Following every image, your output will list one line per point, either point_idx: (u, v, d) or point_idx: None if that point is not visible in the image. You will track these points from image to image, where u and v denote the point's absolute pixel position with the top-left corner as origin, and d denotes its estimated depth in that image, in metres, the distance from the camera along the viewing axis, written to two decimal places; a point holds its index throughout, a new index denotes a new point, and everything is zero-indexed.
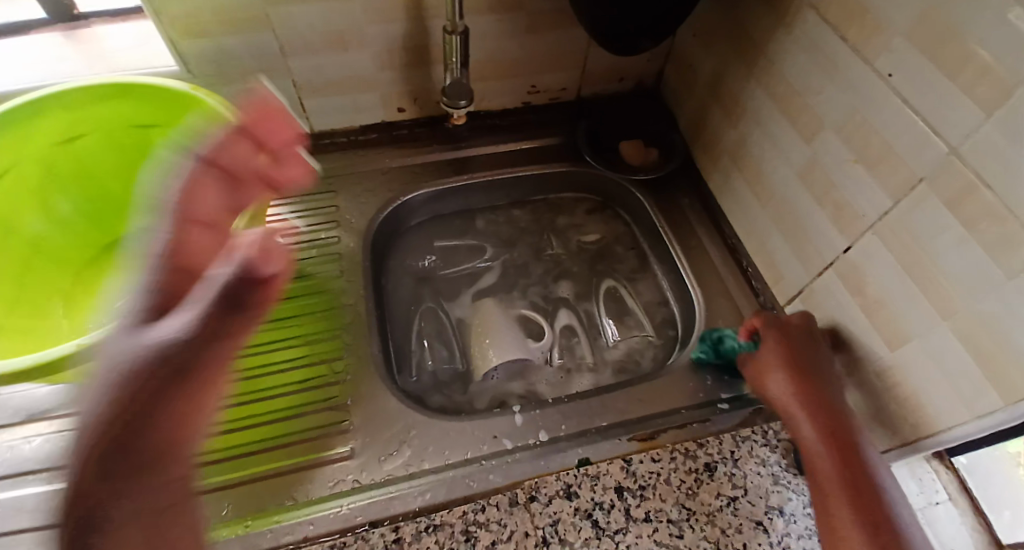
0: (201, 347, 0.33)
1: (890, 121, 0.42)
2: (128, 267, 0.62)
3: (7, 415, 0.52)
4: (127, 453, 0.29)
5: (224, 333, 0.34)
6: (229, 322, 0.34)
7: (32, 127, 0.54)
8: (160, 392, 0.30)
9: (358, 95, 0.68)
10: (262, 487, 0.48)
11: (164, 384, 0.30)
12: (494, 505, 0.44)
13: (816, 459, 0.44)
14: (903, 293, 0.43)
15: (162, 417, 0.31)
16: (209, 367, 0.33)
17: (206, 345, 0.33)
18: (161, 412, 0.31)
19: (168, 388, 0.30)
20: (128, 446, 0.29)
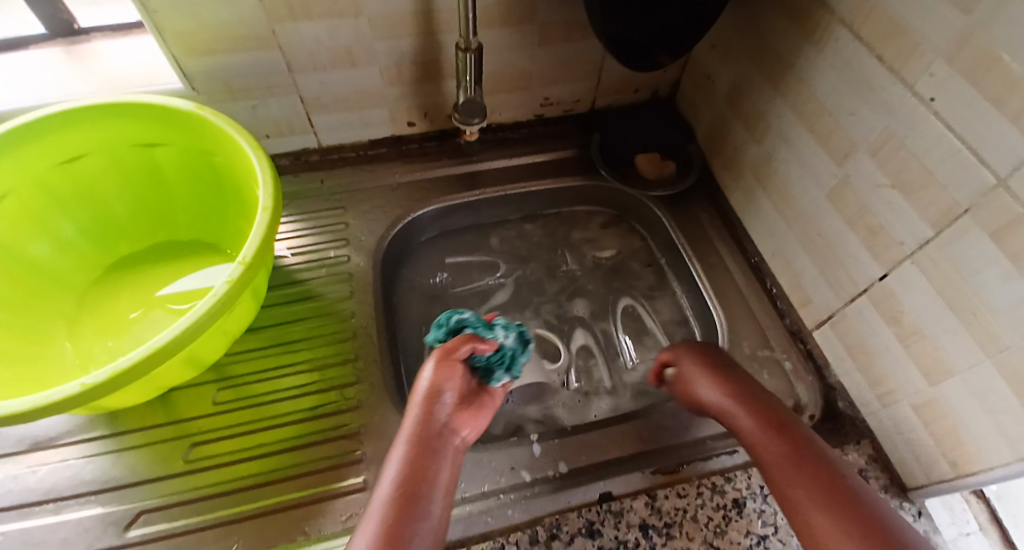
0: (426, 459, 0.41)
1: (929, 144, 0.40)
2: (134, 289, 0.61)
3: (12, 443, 0.50)
4: (414, 540, 0.36)
5: (442, 454, 0.42)
6: (442, 464, 0.41)
7: (33, 148, 0.53)
8: (415, 498, 0.38)
9: (367, 110, 0.66)
10: (273, 523, 0.46)
11: (410, 489, 0.38)
12: (513, 544, 0.43)
13: (767, 460, 0.42)
14: (942, 323, 0.41)
15: (422, 510, 0.38)
16: (438, 476, 0.41)
17: (427, 459, 0.41)
18: (423, 509, 0.38)
19: (420, 490, 0.39)
20: (413, 536, 0.36)
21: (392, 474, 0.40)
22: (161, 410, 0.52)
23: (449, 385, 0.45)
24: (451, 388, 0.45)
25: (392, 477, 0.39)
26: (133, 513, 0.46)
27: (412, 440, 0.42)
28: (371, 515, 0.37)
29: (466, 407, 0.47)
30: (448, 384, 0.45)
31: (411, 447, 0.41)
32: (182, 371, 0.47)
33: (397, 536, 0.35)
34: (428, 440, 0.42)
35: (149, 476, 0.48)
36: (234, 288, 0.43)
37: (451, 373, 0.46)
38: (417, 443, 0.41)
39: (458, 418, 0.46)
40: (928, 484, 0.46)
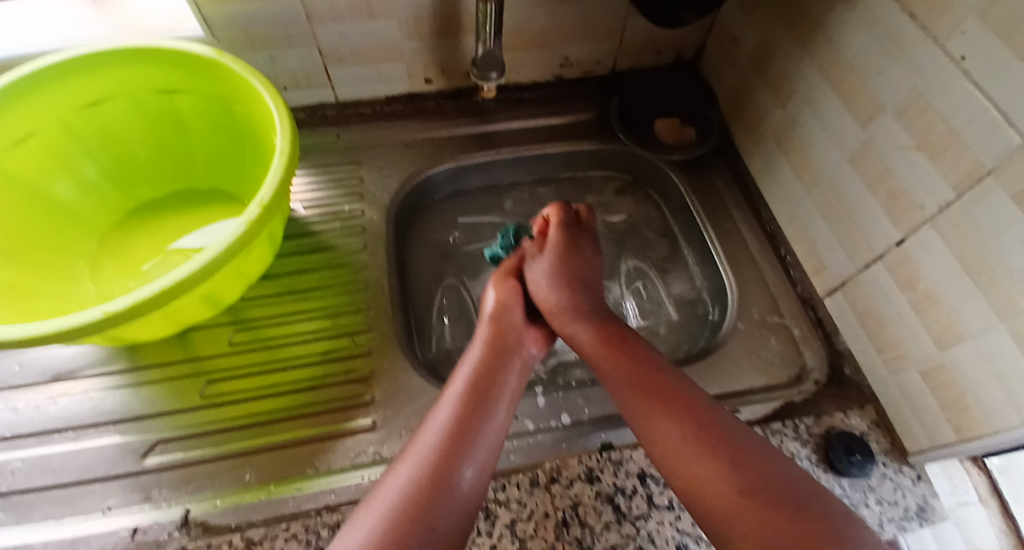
0: (495, 365, 0.47)
1: (956, 102, 0.39)
2: (153, 235, 0.62)
3: (36, 374, 0.52)
4: (479, 431, 0.41)
5: (511, 362, 0.48)
6: (507, 373, 0.46)
7: (57, 88, 0.54)
8: (483, 399, 0.43)
9: (385, 64, 0.66)
10: (284, 456, 0.48)
11: (477, 392, 0.44)
12: (515, 484, 0.44)
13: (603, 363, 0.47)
14: (958, 288, 0.41)
15: (488, 410, 0.43)
16: (507, 381, 0.46)
17: (497, 368, 0.46)
18: (489, 407, 0.43)
19: (488, 393, 0.44)
20: (478, 429, 0.41)
21: (463, 375, 0.45)
22: (180, 348, 0.54)
23: (554, 262, 0.55)
24: (562, 267, 0.55)
25: (463, 378, 0.45)
26: (152, 442, 0.48)
27: (483, 353, 0.48)
28: (443, 406, 0.43)
29: (569, 291, 0.53)
30: (533, 266, 0.56)
31: (483, 355, 0.47)
32: (200, 308, 0.48)
33: (464, 427, 0.41)
34: (499, 349, 0.48)
35: (168, 408, 0.50)
36: (250, 228, 0.44)
37: (573, 255, 0.56)
38: (488, 356, 0.47)
39: (530, 336, 0.51)
40: (930, 448, 0.45)
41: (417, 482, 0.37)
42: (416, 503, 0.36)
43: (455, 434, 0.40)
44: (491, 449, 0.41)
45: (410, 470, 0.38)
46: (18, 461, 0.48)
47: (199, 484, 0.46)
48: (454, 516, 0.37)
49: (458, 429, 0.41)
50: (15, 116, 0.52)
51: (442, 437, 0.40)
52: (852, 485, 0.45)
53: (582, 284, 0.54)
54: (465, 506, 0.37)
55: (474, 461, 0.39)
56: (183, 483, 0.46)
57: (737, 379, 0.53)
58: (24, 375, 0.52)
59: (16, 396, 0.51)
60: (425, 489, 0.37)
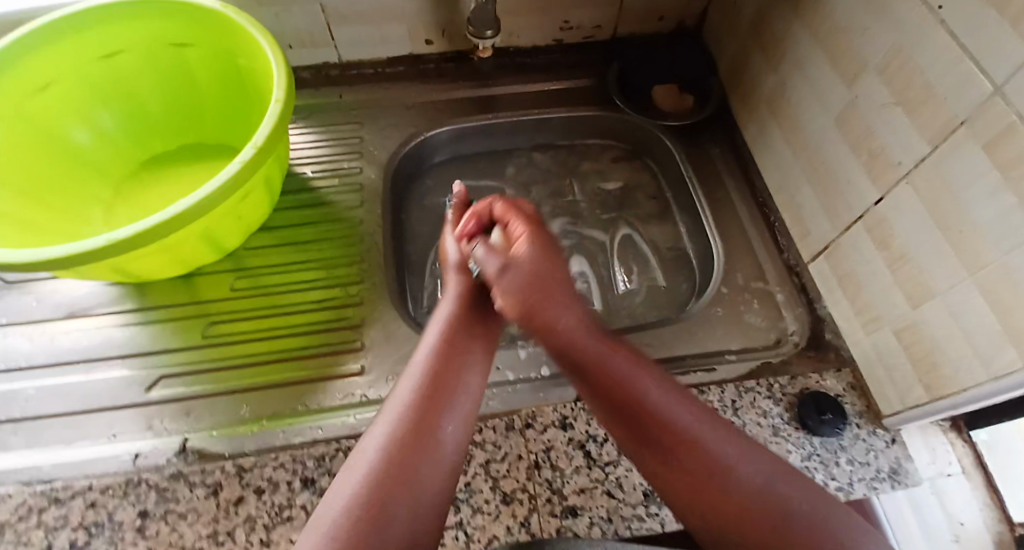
0: (460, 337, 0.45)
1: (934, 59, 0.39)
2: (164, 185, 0.65)
3: (50, 310, 0.56)
4: (447, 409, 0.40)
5: (467, 354, 0.44)
6: (478, 345, 0.45)
7: (76, 36, 0.56)
8: (450, 372, 0.42)
9: (385, 24, 0.67)
10: (278, 394, 0.50)
11: (431, 386, 0.41)
12: (491, 428, 0.46)
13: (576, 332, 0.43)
14: (931, 247, 0.41)
15: (444, 411, 0.40)
16: (476, 356, 0.44)
17: (461, 339, 0.45)
18: (458, 381, 0.42)
19: (454, 368, 0.42)
20: (444, 404, 0.40)
21: (426, 348, 0.44)
22: (185, 291, 0.57)
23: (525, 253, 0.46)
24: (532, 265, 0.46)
25: (414, 373, 0.42)
26: (156, 376, 0.52)
27: (445, 328, 0.45)
28: (392, 406, 0.40)
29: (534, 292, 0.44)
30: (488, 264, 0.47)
31: (446, 327, 0.45)
32: (200, 248, 0.51)
33: (428, 404, 0.39)
34: (465, 324, 0.46)
35: (172, 346, 0.53)
36: (244, 170, 0.45)
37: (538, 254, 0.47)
38: (453, 328, 0.45)
39: (503, 317, 0.48)
40: (903, 409, 0.46)
41: (384, 460, 0.36)
42: (384, 482, 0.35)
43: (419, 411, 0.39)
44: (462, 425, 0.40)
45: (375, 450, 0.37)
46: (32, 389, 0.51)
47: (198, 416, 0.49)
48: (422, 495, 0.36)
49: (423, 405, 0.39)
50: (37, 63, 0.55)
51: (404, 415, 0.38)
52: (822, 442, 0.46)
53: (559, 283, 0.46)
54: (434, 482, 0.37)
55: (445, 439, 0.38)
56: (183, 415, 0.49)
57: (715, 339, 0.54)
58: (40, 310, 0.56)
59: (32, 330, 0.55)
60: (392, 470, 0.35)
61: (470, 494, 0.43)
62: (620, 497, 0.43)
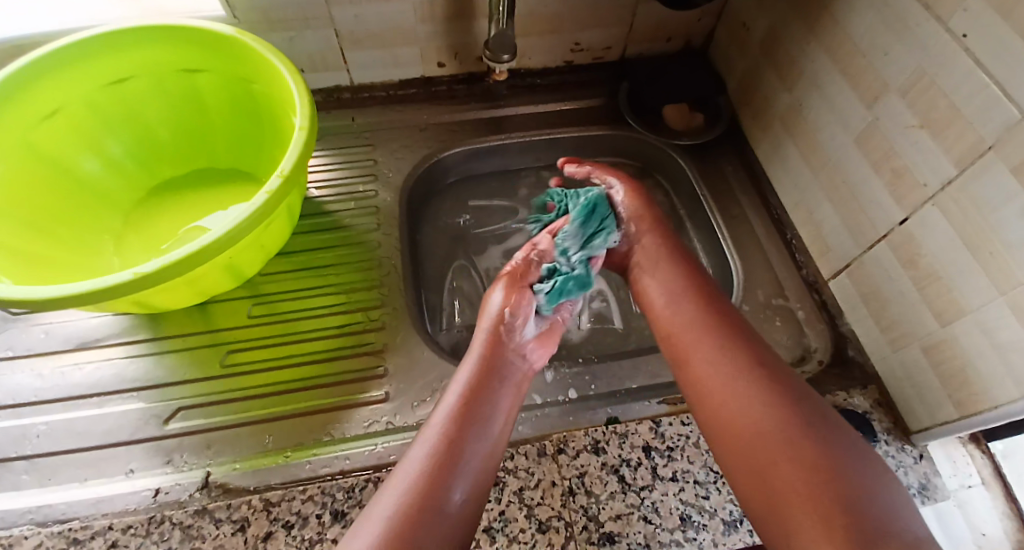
0: (489, 379, 0.45)
1: (960, 83, 0.39)
2: (175, 211, 0.64)
3: (60, 342, 0.54)
4: (470, 450, 0.40)
5: (504, 378, 0.46)
6: (503, 388, 0.45)
7: (85, 65, 0.56)
8: (476, 415, 0.43)
9: (399, 48, 0.67)
10: (301, 424, 0.49)
11: (472, 406, 0.43)
12: (523, 454, 0.45)
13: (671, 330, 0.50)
14: (959, 266, 0.42)
15: (482, 430, 0.42)
16: (500, 396, 0.45)
17: (489, 381, 0.45)
18: (483, 424, 0.42)
19: (479, 409, 0.43)
20: (467, 449, 0.40)
21: (457, 390, 0.45)
22: (201, 320, 0.56)
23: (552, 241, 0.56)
24: (642, 251, 0.57)
25: (457, 391, 0.44)
26: (173, 408, 0.50)
27: (475, 369, 0.46)
28: (436, 423, 0.42)
29: (652, 270, 0.56)
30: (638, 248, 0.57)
31: (477, 368, 0.46)
32: (221, 277, 0.50)
33: (453, 449, 0.40)
34: (491, 365, 0.46)
35: (189, 377, 0.52)
36: (271, 199, 0.45)
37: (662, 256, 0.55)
38: (480, 368, 0.46)
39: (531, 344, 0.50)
40: (932, 425, 0.46)
41: (405, 506, 0.36)
42: (405, 526, 0.35)
43: (444, 456, 0.39)
44: (484, 469, 0.40)
45: (398, 491, 0.37)
46: (44, 425, 0.50)
47: (219, 449, 0.48)
48: (444, 542, 0.36)
49: (447, 450, 0.40)
50: (45, 92, 0.54)
51: (427, 462, 0.39)
52: None
53: (663, 287, 0.53)
54: (455, 527, 0.37)
55: (466, 483, 0.39)
56: (204, 448, 0.48)
57: None
58: (49, 342, 0.54)
59: (43, 363, 0.53)
60: (415, 515, 0.36)
61: (505, 523, 0.42)
62: (657, 522, 0.42)
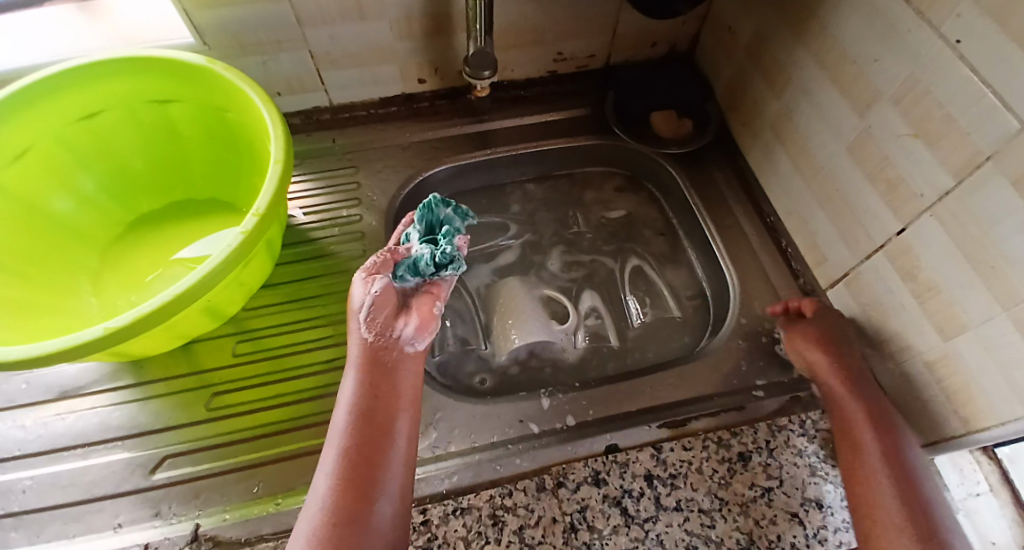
0: (381, 381, 0.42)
1: (955, 91, 0.38)
2: (154, 246, 0.62)
3: (42, 391, 0.53)
4: (381, 462, 0.39)
5: (395, 370, 0.43)
6: (397, 383, 0.43)
7: (50, 103, 0.53)
8: (374, 426, 0.41)
9: (377, 66, 0.65)
10: (292, 467, 0.48)
11: (365, 413, 0.41)
12: (522, 490, 0.44)
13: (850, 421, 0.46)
14: (961, 280, 0.40)
15: (387, 435, 0.41)
16: (393, 394, 0.42)
17: (377, 385, 0.42)
18: (385, 428, 0.41)
19: (378, 415, 0.41)
20: (374, 463, 0.39)
21: (345, 402, 0.42)
22: (185, 362, 0.54)
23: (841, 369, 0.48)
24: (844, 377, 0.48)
25: (346, 401, 0.42)
26: (160, 457, 0.49)
27: (361, 373, 0.43)
28: (331, 442, 0.40)
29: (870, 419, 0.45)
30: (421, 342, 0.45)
31: (362, 374, 0.42)
32: (200, 320, 0.48)
33: (360, 465, 0.39)
34: (375, 365, 0.43)
35: (175, 422, 0.51)
36: (247, 240, 0.43)
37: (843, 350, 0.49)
38: (366, 370, 0.43)
39: (397, 321, 0.45)
40: (938, 440, 0.46)
41: (327, 537, 0.35)
42: None
43: (353, 481, 0.38)
44: (403, 473, 0.40)
45: (309, 527, 0.36)
46: (29, 480, 0.48)
47: (208, 498, 0.46)
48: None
49: (355, 472, 0.38)
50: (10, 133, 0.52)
51: (335, 484, 0.38)
52: None
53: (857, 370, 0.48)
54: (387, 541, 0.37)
55: (388, 496, 0.38)
56: (192, 497, 0.47)
57: (740, 375, 0.53)
58: (30, 392, 0.52)
59: (25, 414, 0.51)
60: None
61: None
62: None
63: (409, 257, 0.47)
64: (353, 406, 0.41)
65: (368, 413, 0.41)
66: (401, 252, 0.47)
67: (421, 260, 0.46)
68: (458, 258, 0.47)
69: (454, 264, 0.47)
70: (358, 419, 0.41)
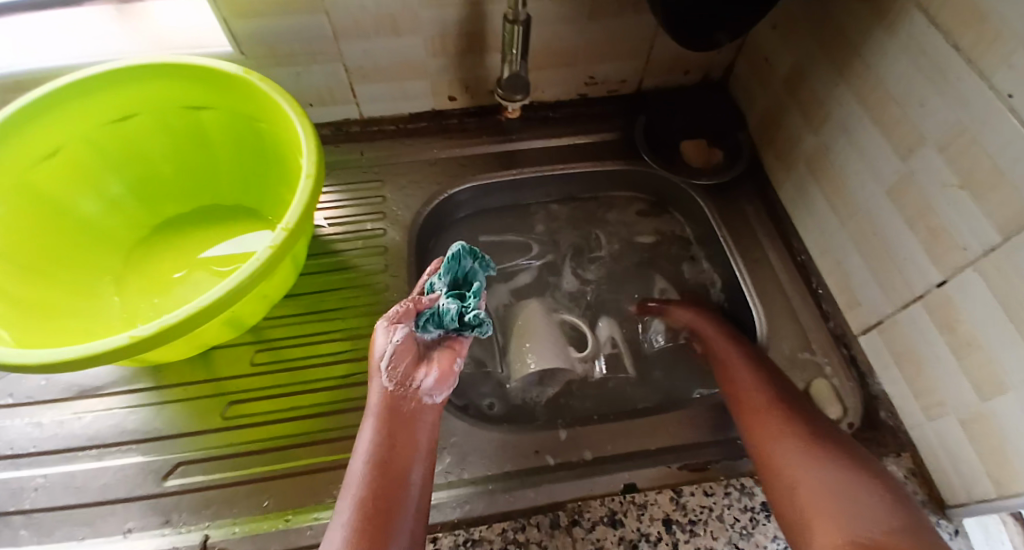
0: (398, 431, 0.42)
1: (1006, 144, 0.37)
2: (179, 249, 0.62)
3: (60, 390, 0.53)
4: (394, 515, 0.38)
5: (413, 421, 0.43)
6: (416, 434, 0.42)
7: (88, 104, 0.54)
8: (389, 477, 0.40)
9: (409, 82, 0.65)
10: (303, 484, 0.47)
11: (382, 464, 0.40)
12: (535, 526, 0.43)
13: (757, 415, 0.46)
14: (1002, 337, 0.39)
15: (402, 488, 0.40)
16: (412, 445, 0.42)
17: (396, 436, 0.42)
18: (398, 479, 0.40)
19: (393, 464, 0.41)
20: (387, 516, 0.38)
21: (363, 453, 0.41)
22: (204, 368, 0.54)
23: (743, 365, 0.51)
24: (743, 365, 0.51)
25: (364, 452, 0.41)
26: (173, 463, 0.49)
27: (381, 423, 0.42)
28: (348, 494, 0.39)
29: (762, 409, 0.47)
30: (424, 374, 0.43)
31: (381, 424, 0.42)
32: (223, 331, 0.48)
33: (376, 519, 0.38)
34: (395, 415, 0.42)
35: (190, 429, 0.50)
36: (275, 254, 0.43)
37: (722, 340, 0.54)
38: (385, 420, 0.42)
39: (417, 370, 0.44)
40: (968, 502, 0.44)
41: None
42: None
43: (367, 534, 0.37)
44: (415, 526, 0.39)
45: None
46: (41, 479, 0.48)
47: (218, 510, 0.46)
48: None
49: (368, 524, 0.37)
50: (46, 132, 0.53)
51: (350, 538, 0.36)
52: None
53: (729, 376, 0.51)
54: None
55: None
56: (202, 508, 0.46)
57: None
58: (48, 390, 0.53)
59: (42, 412, 0.52)
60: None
61: None
62: None
63: (433, 307, 0.45)
64: (368, 456, 0.41)
65: (385, 463, 0.40)
66: (426, 301, 0.46)
67: (447, 315, 0.44)
68: (487, 321, 0.45)
69: (480, 327, 0.45)
70: (374, 471, 0.40)
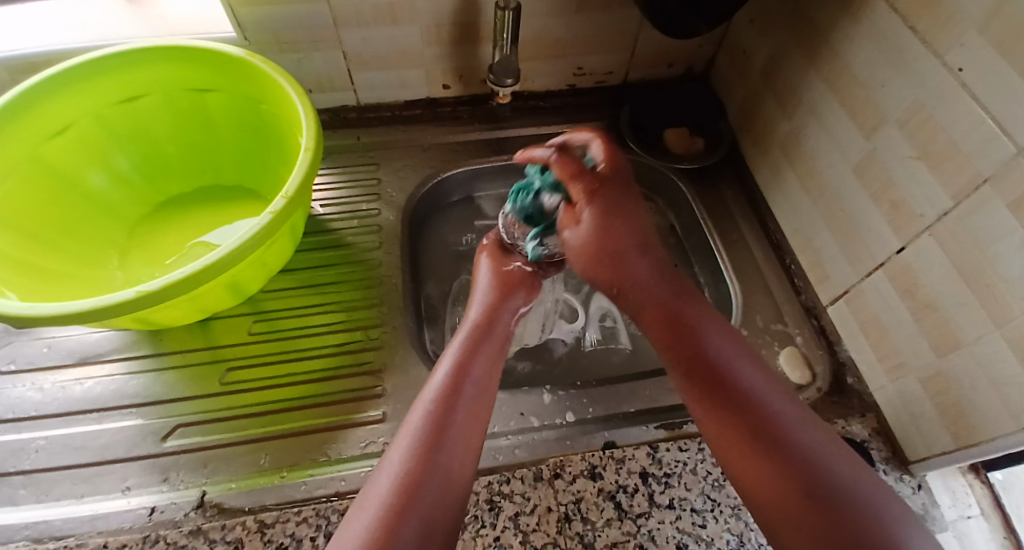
0: (483, 347, 0.47)
1: (957, 117, 0.40)
2: (181, 227, 0.65)
3: (62, 356, 0.55)
4: (463, 408, 0.42)
5: (495, 345, 0.48)
6: (497, 351, 0.47)
7: (96, 83, 0.57)
8: (469, 376, 0.44)
9: (405, 70, 0.68)
10: (297, 443, 0.49)
11: (465, 367, 0.45)
12: (519, 478, 0.45)
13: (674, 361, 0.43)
14: (956, 296, 0.42)
15: (475, 392, 0.43)
16: (493, 361, 0.47)
17: (482, 349, 0.47)
18: (473, 384, 0.44)
19: (474, 370, 0.45)
20: (461, 405, 0.42)
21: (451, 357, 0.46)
22: (202, 337, 0.56)
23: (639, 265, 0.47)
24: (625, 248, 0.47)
25: (451, 357, 0.46)
26: (171, 425, 0.50)
27: (470, 335, 0.48)
28: (431, 387, 0.43)
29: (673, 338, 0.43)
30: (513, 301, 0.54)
31: (468, 337, 0.48)
32: (223, 295, 0.51)
33: (449, 405, 0.41)
34: (483, 337, 0.48)
35: (189, 393, 0.52)
36: (275, 219, 0.46)
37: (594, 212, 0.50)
38: (474, 336, 0.48)
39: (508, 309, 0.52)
40: (929, 456, 0.46)
41: (411, 465, 0.37)
42: (412, 485, 0.36)
43: (439, 417, 0.40)
44: (477, 428, 0.41)
45: (399, 457, 0.38)
46: (42, 440, 0.50)
47: (215, 467, 0.48)
48: (449, 499, 0.36)
49: (444, 409, 0.41)
50: (53, 108, 0.55)
51: (427, 418, 0.40)
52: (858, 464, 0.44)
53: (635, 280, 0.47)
54: (456, 485, 0.38)
55: (460, 444, 0.40)
56: (200, 466, 0.48)
57: None
58: (50, 357, 0.55)
59: (43, 377, 0.53)
60: (417, 479, 0.36)
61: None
62: None
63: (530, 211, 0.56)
64: (453, 356, 0.46)
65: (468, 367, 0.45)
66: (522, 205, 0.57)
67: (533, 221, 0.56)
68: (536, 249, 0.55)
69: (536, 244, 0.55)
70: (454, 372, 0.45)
